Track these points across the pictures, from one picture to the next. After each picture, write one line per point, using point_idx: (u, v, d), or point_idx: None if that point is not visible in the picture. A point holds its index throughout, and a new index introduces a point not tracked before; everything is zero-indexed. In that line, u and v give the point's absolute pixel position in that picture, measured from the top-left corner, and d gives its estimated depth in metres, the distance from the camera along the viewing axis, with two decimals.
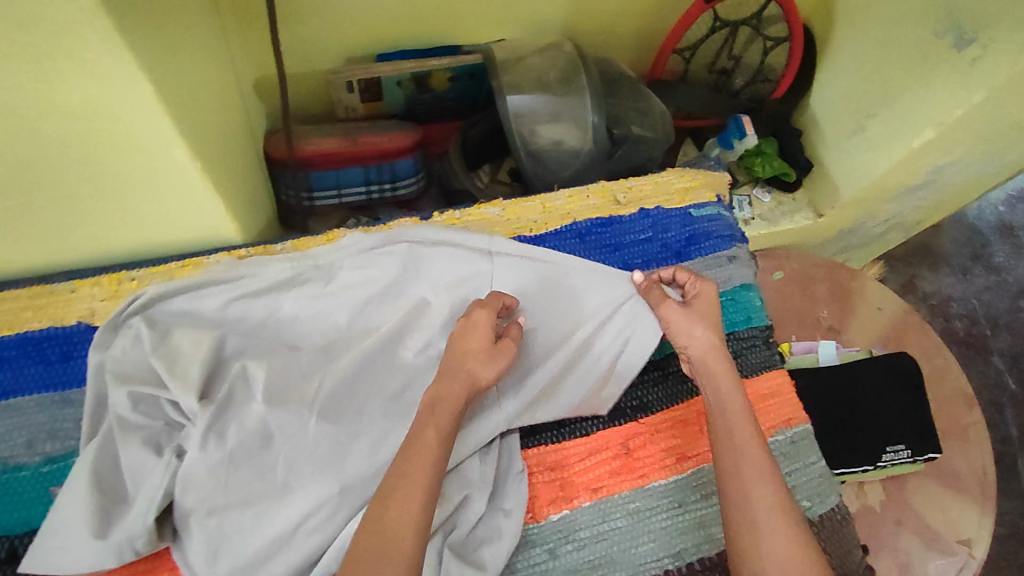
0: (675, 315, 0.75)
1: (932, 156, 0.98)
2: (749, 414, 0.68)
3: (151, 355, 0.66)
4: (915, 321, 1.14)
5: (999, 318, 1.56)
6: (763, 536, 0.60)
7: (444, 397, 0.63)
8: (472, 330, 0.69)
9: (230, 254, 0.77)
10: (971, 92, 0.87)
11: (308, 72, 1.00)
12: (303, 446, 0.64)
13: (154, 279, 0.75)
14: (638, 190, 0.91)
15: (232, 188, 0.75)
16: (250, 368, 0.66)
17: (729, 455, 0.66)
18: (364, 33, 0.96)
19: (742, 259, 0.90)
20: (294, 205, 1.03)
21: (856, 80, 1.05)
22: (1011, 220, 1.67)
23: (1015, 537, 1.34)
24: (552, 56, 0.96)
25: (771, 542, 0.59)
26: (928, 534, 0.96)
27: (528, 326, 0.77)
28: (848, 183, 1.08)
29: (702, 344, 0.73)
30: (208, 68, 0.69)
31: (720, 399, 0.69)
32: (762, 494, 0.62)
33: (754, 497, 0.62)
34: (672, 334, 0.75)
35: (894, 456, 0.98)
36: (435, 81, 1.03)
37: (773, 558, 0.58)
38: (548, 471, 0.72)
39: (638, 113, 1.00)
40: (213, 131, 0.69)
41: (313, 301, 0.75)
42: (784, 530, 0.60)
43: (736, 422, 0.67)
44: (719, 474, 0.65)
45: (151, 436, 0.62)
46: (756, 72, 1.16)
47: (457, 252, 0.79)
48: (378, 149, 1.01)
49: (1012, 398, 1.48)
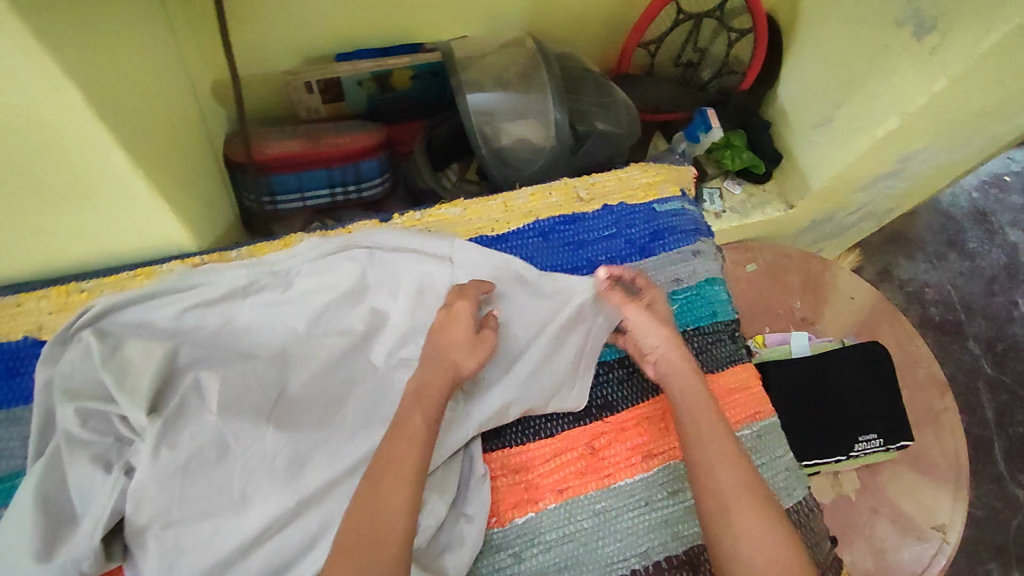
0: (638, 316, 0.76)
1: (897, 145, 0.98)
2: (712, 408, 0.71)
3: (100, 368, 0.63)
4: (888, 309, 1.15)
5: (974, 304, 1.57)
6: (737, 525, 0.62)
7: (421, 392, 0.65)
8: (453, 324, 0.70)
9: (183, 262, 0.75)
10: (931, 82, 0.86)
11: (265, 74, 0.97)
12: (260, 457, 0.61)
13: (105, 290, 0.73)
14: (601, 185, 0.91)
15: (184, 195, 0.74)
16: (203, 379, 0.63)
17: (698, 449, 0.68)
18: (322, 32, 0.94)
19: (706, 254, 0.90)
20: (257, 210, 1.00)
21: (822, 72, 1.04)
22: (984, 206, 1.69)
23: (992, 519, 1.36)
24: (512, 54, 0.96)
25: (747, 529, 0.62)
26: (902, 521, 0.97)
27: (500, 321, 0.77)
28: (817, 174, 1.07)
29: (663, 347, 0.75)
30: (150, 73, 0.68)
31: (685, 397, 0.72)
32: (733, 484, 0.65)
33: (727, 488, 0.65)
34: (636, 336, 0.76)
35: (866, 446, 0.98)
36: (397, 80, 1.01)
37: (750, 544, 0.61)
38: (512, 474, 0.72)
39: (603, 108, 0.99)
40: (159, 138, 0.68)
41: (269, 309, 0.73)
42: (759, 515, 0.63)
43: (703, 416, 0.70)
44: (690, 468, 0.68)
45: (100, 453, 0.60)
46: (722, 65, 1.15)
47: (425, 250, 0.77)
48: (341, 150, 0.99)
49: (988, 382, 1.49)
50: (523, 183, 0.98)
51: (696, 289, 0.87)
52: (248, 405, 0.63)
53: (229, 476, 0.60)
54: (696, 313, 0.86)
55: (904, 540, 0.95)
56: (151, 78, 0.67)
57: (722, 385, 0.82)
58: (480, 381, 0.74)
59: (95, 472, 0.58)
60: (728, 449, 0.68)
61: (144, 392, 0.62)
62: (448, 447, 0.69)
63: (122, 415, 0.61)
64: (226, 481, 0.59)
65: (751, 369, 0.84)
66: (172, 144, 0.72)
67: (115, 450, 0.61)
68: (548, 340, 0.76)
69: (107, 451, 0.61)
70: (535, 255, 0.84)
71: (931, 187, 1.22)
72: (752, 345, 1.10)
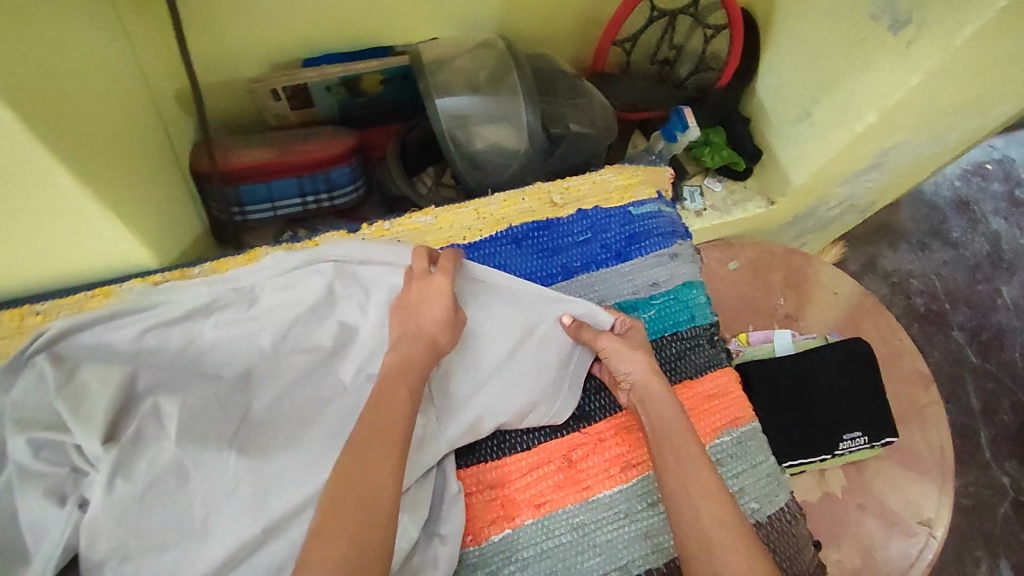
0: (613, 344, 0.75)
1: (876, 139, 0.96)
2: (691, 432, 0.69)
3: (55, 396, 0.62)
4: (871, 304, 1.13)
5: (958, 293, 1.57)
6: (715, 554, 0.60)
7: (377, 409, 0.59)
8: (427, 300, 0.70)
9: (144, 280, 0.73)
10: (908, 76, 0.84)
11: (228, 81, 0.95)
12: (220, 484, 0.60)
13: (62, 311, 0.71)
14: (575, 189, 0.90)
15: (142, 211, 0.72)
16: (163, 404, 0.63)
17: (676, 475, 0.66)
18: (284, 35, 0.91)
19: (684, 256, 0.89)
20: (225, 221, 0.96)
21: (798, 66, 1.02)
22: (966, 194, 1.69)
23: (979, 507, 1.36)
24: (482, 56, 0.94)
25: (725, 558, 0.59)
26: (888, 517, 0.96)
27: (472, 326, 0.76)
28: (798, 170, 1.05)
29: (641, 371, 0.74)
30: (100, 87, 0.65)
31: (662, 422, 0.70)
32: (710, 511, 0.63)
33: (703, 516, 0.62)
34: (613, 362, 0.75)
35: (851, 443, 0.97)
36: (367, 84, 0.99)
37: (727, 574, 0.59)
38: (488, 490, 0.72)
39: (576, 109, 0.98)
40: (112, 153, 0.65)
41: (234, 326, 0.72)
42: (736, 545, 0.60)
43: (680, 441, 0.68)
44: (667, 494, 0.66)
45: (54, 486, 0.58)
46: (699, 61, 1.13)
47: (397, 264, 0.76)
48: (310, 158, 0.96)
49: (973, 370, 1.49)
50: (499, 188, 0.96)
51: (674, 292, 0.86)
52: (209, 429, 0.63)
53: (189, 504, 0.59)
54: (675, 318, 0.85)
55: (891, 537, 0.94)
56: (101, 91, 0.65)
57: (701, 391, 0.82)
58: (445, 379, 0.74)
59: (48, 507, 0.57)
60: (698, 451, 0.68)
61: (99, 422, 0.61)
62: (421, 465, 0.68)
63: (77, 445, 0.60)
64: (187, 509, 0.59)
65: (731, 373, 0.84)
66: (129, 159, 0.69)
67: (70, 482, 0.59)
68: (526, 355, 0.77)
69: (63, 483, 0.59)
70: (509, 263, 0.84)
71: (913, 178, 1.21)
72: (736, 343, 1.09)
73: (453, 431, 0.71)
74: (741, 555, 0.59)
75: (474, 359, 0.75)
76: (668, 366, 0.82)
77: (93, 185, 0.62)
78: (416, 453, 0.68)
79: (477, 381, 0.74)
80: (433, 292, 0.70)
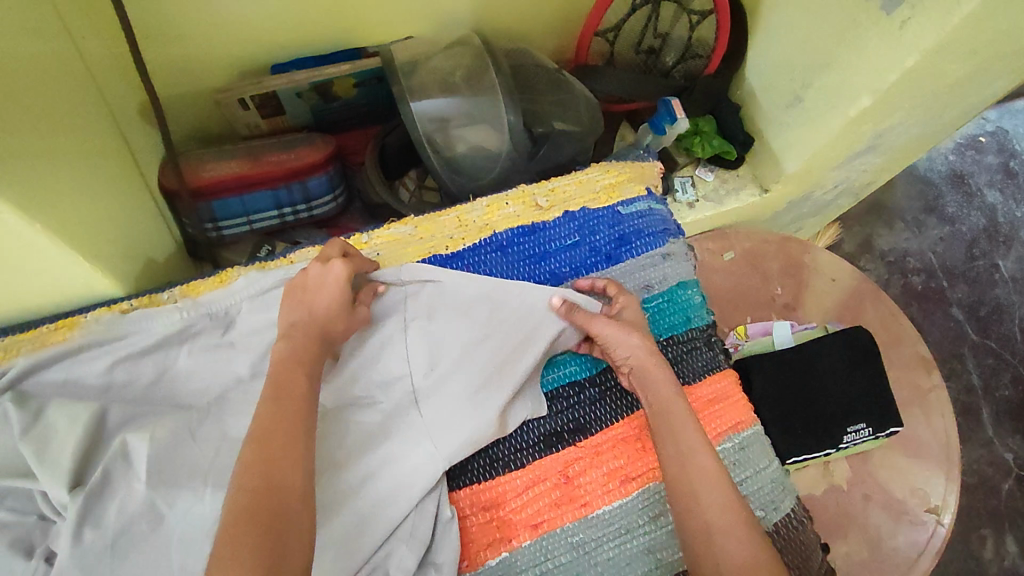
0: (608, 327, 0.73)
1: (870, 122, 0.93)
2: (692, 418, 0.67)
3: (19, 440, 0.59)
4: (871, 289, 1.10)
5: (955, 269, 1.55)
6: (719, 541, 0.60)
7: None
8: (325, 286, 0.66)
9: (110, 309, 0.70)
10: (902, 57, 0.80)
11: (194, 91, 0.91)
12: (195, 522, 0.58)
13: (24, 348, 0.68)
14: (561, 191, 0.87)
15: (100, 236, 0.68)
16: (131, 442, 0.60)
17: (677, 463, 0.65)
18: (247, 39, 0.86)
19: (677, 255, 0.86)
20: (199, 237, 0.92)
21: (786, 49, 0.98)
22: (961, 169, 1.66)
23: (983, 485, 1.34)
24: (458, 54, 0.90)
25: (728, 546, 0.59)
26: (894, 507, 0.93)
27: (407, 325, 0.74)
28: (792, 156, 1.02)
29: (640, 353, 0.72)
30: (47, 109, 0.61)
31: (665, 410, 0.68)
32: (713, 497, 0.62)
33: (706, 502, 0.62)
34: (612, 345, 0.73)
35: (855, 436, 0.93)
36: (339, 89, 0.95)
37: (731, 563, 0.58)
38: (483, 512, 0.70)
39: (560, 106, 0.94)
40: (63, 179, 0.62)
41: (207, 353, 0.69)
42: (739, 531, 0.59)
43: (681, 427, 0.67)
44: (668, 480, 0.65)
45: (20, 536, 0.57)
46: (685, 49, 1.07)
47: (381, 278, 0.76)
48: (282, 169, 0.92)
49: (972, 347, 1.47)
50: (481, 193, 0.94)
51: (667, 294, 0.84)
52: (184, 464, 0.61)
53: (166, 547, 0.58)
54: (669, 320, 0.83)
55: (898, 526, 0.92)
56: (47, 113, 0.61)
57: (698, 396, 0.80)
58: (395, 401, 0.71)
59: (13, 560, 0.56)
60: (690, 424, 0.67)
61: (66, 467, 0.59)
62: (404, 502, 0.66)
63: (44, 491, 0.59)
64: (169, 546, 0.58)
65: (730, 376, 0.82)
66: (83, 184, 0.66)
67: (37, 529, 0.58)
68: (501, 351, 0.74)
69: (30, 532, 0.58)
70: (493, 273, 0.81)
71: (908, 158, 1.17)
72: (735, 338, 1.05)
73: (435, 455, 0.68)
74: (737, 533, 0.59)
75: (442, 360, 0.73)
76: None
77: (44, 215, 0.58)
78: (404, 486, 0.66)
79: (453, 393, 0.71)
80: (332, 276, 0.67)
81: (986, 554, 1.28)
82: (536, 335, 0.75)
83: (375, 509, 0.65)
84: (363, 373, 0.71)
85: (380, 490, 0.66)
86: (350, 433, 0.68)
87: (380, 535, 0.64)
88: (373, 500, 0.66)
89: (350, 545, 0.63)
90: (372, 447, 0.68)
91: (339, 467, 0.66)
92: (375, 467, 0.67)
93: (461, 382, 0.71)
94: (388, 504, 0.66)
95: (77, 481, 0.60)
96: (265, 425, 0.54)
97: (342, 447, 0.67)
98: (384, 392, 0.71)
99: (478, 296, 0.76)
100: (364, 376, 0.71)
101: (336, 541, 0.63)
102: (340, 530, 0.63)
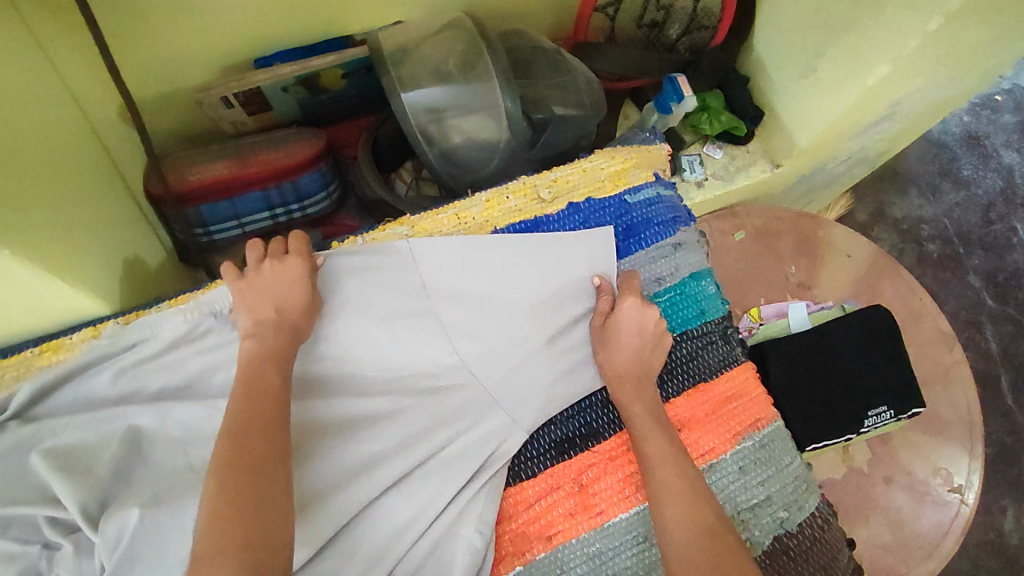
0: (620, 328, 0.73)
1: (887, 92, 0.87)
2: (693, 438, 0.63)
3: (40, 462, 0.60)
4: (888, 263, 1.05)
5: (972, 235, 1.49)
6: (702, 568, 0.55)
7: None
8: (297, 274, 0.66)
9: (94, 328, 0.66)
10: (925, 20, 0.74)
11: (174, 91, 0.86)
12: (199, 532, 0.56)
13: (9, 373, 0.64)
14: (564, 181, 0.80)
15: (82, 253, 0.65)
16: (152, 458, 0.63)
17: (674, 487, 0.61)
18: (223, 34, 0.82)
19: (688, 245, 0.82)
20: (189, 242, 0.89)
21: (795, 14, 0.91)
22: (977, 130, 1.58)
23: (1003, 455, 1.31)
24: (449, 40, 0.85)
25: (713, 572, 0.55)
26: (916, 488, 0.90)
27: (407, 307, 0.73)
28: (803, 128, 0.96)
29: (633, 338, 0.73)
30: (11, 124, 0.57)
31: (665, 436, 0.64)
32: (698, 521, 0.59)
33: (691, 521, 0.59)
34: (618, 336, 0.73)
35: (876, 420, 0.89)
36: (327, 81, 0.90)
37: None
38: (497, 525, 0.69)
39: (559, 90, 0.89)
40: (38, 198, 0.59)
41: (216, 352, 0.68)
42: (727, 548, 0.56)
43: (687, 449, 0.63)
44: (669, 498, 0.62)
45: (28, 564, 0.57)
46: (690, 20, 1.01)
47: (364, 268, 0.72)
48: (272, 169, 0.89)
49: (990, 315, 1.42)
50: (480, 185, 0.90)
51: (679, 287, 0.80)
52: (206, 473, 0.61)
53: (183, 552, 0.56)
54: (683, 315, 0.79)
55: (922, 508, 0.89)
56: (11, 128, 0.57)
57: (715, 395, 0.76)
58: (414, 381, 0.73)
59: None
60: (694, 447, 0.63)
61: (93, 477, 0.60)
62: (436, 499, 0.68)
63: (48, 518, 0.58)
64: (177, 561, 0.55)
65: (748, 370, 0.79)
66: (58, 202, 0.62)
67: (43, 559, 0.57)
68: (518, 324, 0.75)
69: (36, 561, 0.57)
70: None
71: (926, 124, 1.11)
72: (749, 321, 1.01)
73: (471, 430, 0.71)
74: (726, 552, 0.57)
75: (443, 326, 0.74)
76: (677, 368, 0.77)
77: (19, 240, 0.55)
78: (441, 477, 0.69)
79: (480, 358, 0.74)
80: (289, 274, 0.66)
81: (1006, 524, 1.26)
82: (562, 306, 0.77)
83: (422, 506, 0.67)
84: (336, 374, 0.70)
85: (426, 476, 0.69)
86: (366, 421, 0.69)
87: (429, 523, 0.67)
88: (419, 495, 0.68)
89: (386, 545, 0.65)
90: (396, 430, 0.69)
91: (339, 486, 0.65)
92: (421, 449, 0.69)
93: (478, 349, 0.74)
94: (435, 489, 0.68)
95: (101, 499, 0.60)
96: (232, 452, 0.52)
97: (362, 447, 0.67)
98: (389, 369, 0.72)
99: (461, 266, 0.75)
100: (377, 359, 0.72)
101: (367, 554, 0.64)
102: (371, 543, 0.65)
